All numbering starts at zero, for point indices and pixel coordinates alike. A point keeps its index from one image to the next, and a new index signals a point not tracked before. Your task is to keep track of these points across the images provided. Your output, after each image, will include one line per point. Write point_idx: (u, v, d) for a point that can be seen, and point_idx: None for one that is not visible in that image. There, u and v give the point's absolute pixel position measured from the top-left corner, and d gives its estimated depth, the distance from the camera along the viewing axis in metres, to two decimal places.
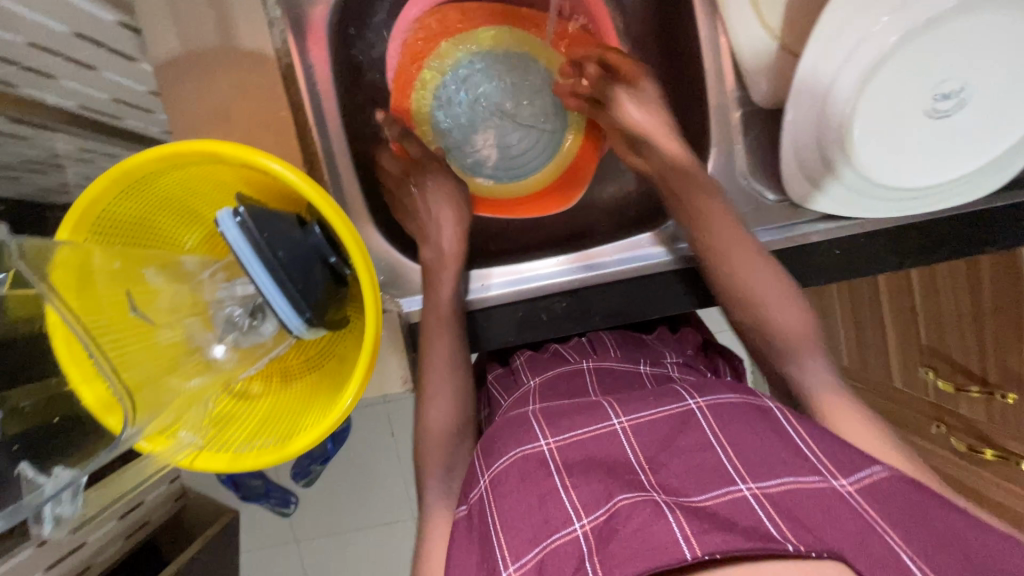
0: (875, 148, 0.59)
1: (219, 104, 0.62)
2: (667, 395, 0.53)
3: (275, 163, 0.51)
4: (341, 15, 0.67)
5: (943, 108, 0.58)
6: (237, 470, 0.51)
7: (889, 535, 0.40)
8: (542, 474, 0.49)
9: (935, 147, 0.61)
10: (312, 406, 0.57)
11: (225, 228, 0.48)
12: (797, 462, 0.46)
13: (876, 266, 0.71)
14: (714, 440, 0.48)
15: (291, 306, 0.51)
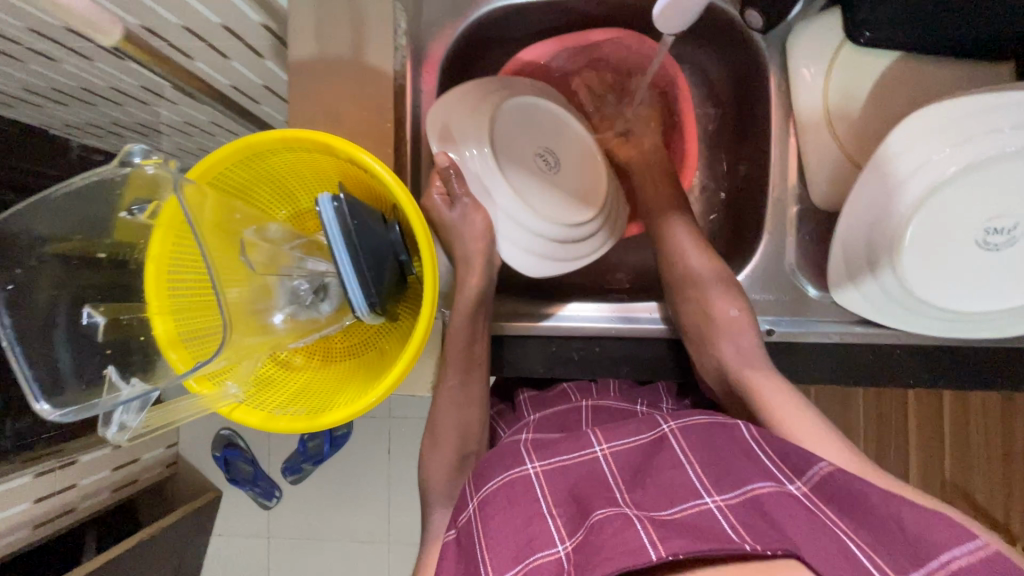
0: (921, 263, 0.62)
1: (335, 106, 0.71)
2: (644, 421, 0.57)
3: (375, 161, 0.58)
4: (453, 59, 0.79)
5: (993, 241, 0.61)
6: (267, 429, 0.57)
7: (843, 535, 0.44)
8: (530, 499, 0.51)
9: (985, 276, 0.63)
10: (345, 388, 0.63)
11: (323, 210, 0.55)
12: (755, 466, 0.50)
13: (909, 379, 0.69)
14: (682, 459, 0.52)
15: (361, 288, 0.56)
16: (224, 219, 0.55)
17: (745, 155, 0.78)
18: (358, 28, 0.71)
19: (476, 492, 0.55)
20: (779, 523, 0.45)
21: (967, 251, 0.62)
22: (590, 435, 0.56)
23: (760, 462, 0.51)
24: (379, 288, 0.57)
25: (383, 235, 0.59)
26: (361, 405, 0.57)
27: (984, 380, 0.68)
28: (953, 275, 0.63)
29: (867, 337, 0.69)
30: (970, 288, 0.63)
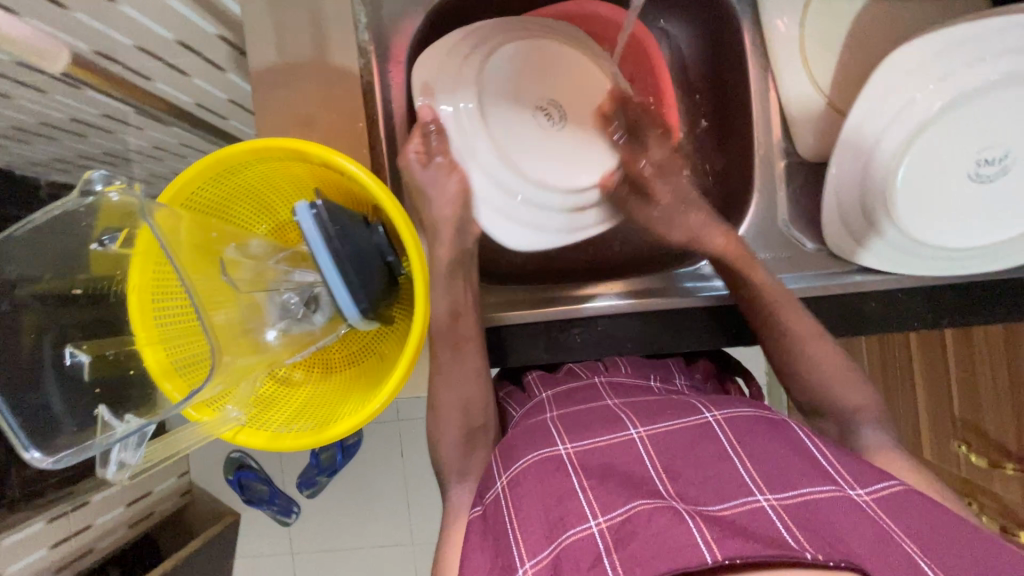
0: (917, 207, 0.62)
1: (305, 112, 0.69)
2: (688, 411, 0.57)
3: (351, 163, 0.56)
4: (418, 48, 0.76)
5: (984, 174, 0.61)
6: (275, 448, 0.56)
7: (905, 542, 0.43)
8: (562, 477, 0.52)
9: (982, 209, 0.62)
10: (349, 397, 0.62)
11: (301, 218, 0.53)
12: (813, 471, 0.50)
13: (918, 322, 0.67)
14: (732, 451, 0.52)
15: (350, 296, 0.54)
16: (201, 241, 0.54)
17: (726, 117, 0.77)
18: (318, 28, 0.68)
19: (505, 470, 0.56)
20: (837, 529, 0.44)
21: (960, 187, 0.61)
22: (627, 420, 0.57)
23: (820, 467, 0.51)
24: (368, 293, 0.55)
25: (369, 239, 0.58)
26: (364, 414, 0.56)
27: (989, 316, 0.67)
28: (947, 213, 0.62)
29: (872, 284, 0.67)
30: (967, 223, 0.62)
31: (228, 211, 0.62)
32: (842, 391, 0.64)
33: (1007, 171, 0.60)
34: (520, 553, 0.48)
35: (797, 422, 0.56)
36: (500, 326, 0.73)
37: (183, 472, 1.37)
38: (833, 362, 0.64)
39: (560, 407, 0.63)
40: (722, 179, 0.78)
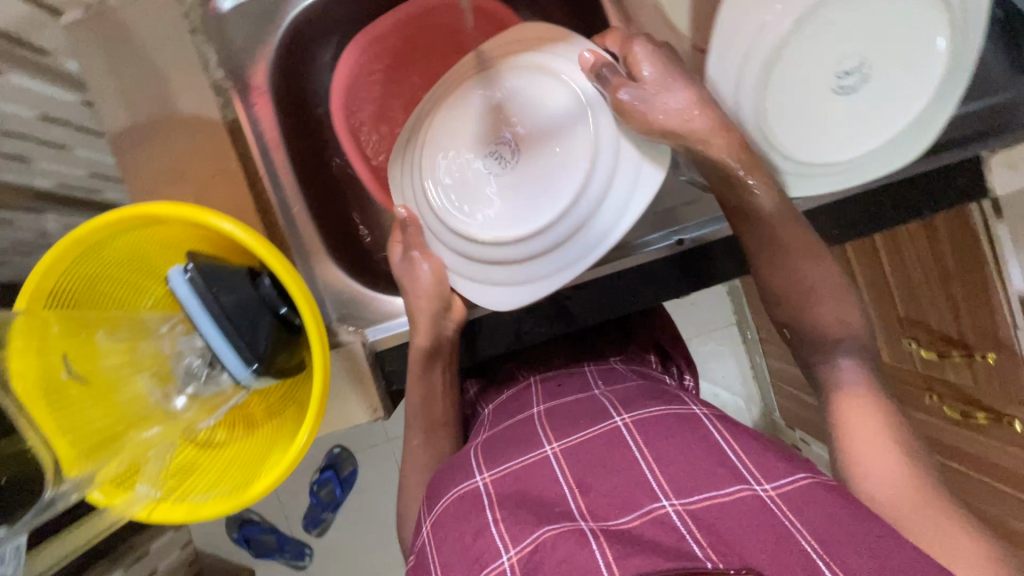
0: (792, 130, 0.62)
1: (174, 166, 0.66)
2: (599, 417, 0.56)
3: (222, 220, 0.54)
4: (281, 72, 0.72)
5: (849, 86, 0.62)
6: (191, 520, 0.57)
7: (807, 541, 0.42)
8: (475, 514, 0.50)
9: (852, 121, 0.63)
10: (267, 454, 0.63)
11: (175, 285, 0.51)
12: (719, 470, 0.48)
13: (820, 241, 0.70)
14: (639, 457, 0.50)
15: (239, 357, 0.53)
16: (75, 334, 0.56)
17: None
18: (167, 79, 0.66)
19: (428, 512, 0.54)
20: (739, 535, 0.43)
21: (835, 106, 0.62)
22: (542, 437, 0.56)
23: (727, 462, 0.48)
24: (259, 351, 0.54)
25: (258, 297, 0.55)
26: (279, 469, 0.57)
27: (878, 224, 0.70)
28: (834, 135, 0.63)
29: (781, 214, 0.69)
30: (840, 136, 0.63)
31: (117, 290, 0.61)
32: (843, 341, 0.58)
33: (873, 74, 0.61)
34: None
35: (707, 410, 0.55)
36: (476, 318, 0.73)
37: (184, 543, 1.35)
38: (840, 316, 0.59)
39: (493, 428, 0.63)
40: None
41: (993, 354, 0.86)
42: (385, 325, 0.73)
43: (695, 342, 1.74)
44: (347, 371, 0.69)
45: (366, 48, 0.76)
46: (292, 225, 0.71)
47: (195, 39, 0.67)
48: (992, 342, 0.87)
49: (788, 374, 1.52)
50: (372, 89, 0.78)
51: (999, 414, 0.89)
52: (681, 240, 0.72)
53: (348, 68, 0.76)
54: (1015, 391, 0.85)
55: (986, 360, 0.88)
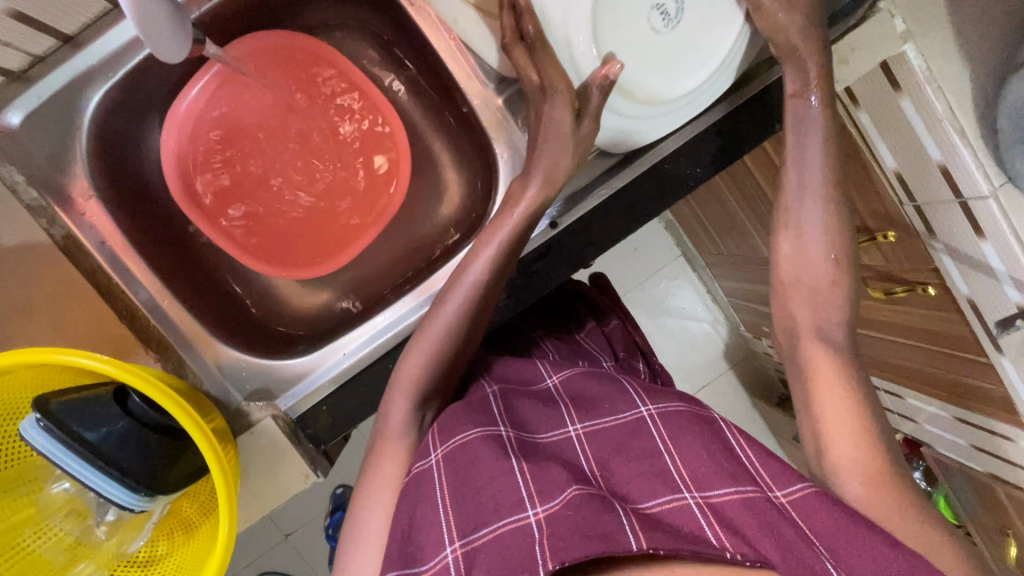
0: (653, 75, 0.61)
1: (16, 302, 0.62)
2: (622, 404, 0.57)
3: (69, 355, 0.52)
4: (102, 172, 0.68)
5: (670, 19, 0.59)
6: None
7: (814, 544, 0.45)
8: (500, 458, 0.50)
9: (699, 35, 0.60)
10: (200, 560, 0.61)
11: (32, 436, 0.50)
12: (741, 473, 0.49)
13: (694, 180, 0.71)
14: (662, 448, 0.51)
15: (125, 486, 0.53)
16: None
17: (439, 76, 0.73)
18: None
19: (439, 444, 0.53)
20: (750, 533, 0.45)
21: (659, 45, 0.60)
22: (566, 416, 0.58)
23: (742, 466, 0.50)
24: (144, 476, 0.53)
25: (135, 422, 0.54)
26: (214, 567, 0.57)
27: (735, 152, 0.72)
28: (695, 61, 0.61)
29: (643, 163, 0.70)
30: (693, 57, 0.61)
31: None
32: (795, 299, 0.62)
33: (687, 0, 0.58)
34: (449, 529, 0.47)
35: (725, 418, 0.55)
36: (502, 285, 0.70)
37: None
38: (808, 275, 0.62)
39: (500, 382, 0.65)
40: (472, 136, 0.76)
41: (892, 232, 0.89)
42: (298, 390, 0.71)
43: (649, 282, 1.75)
44: (267, 448, 0.68)
45: (196, 106, 0.71)
46: (165, 320, 0.68)
47: None
48: (888, 222, 0.90)
49: (738, 289, 1.55)
50: (206, 155, 0.73)
51: (911, 283, 0.93)
52: (553, 222, 0.70)
53: (175, 138, 0.70)
54: (919, 261, 0.88)
55: (887, 239, 0.91)
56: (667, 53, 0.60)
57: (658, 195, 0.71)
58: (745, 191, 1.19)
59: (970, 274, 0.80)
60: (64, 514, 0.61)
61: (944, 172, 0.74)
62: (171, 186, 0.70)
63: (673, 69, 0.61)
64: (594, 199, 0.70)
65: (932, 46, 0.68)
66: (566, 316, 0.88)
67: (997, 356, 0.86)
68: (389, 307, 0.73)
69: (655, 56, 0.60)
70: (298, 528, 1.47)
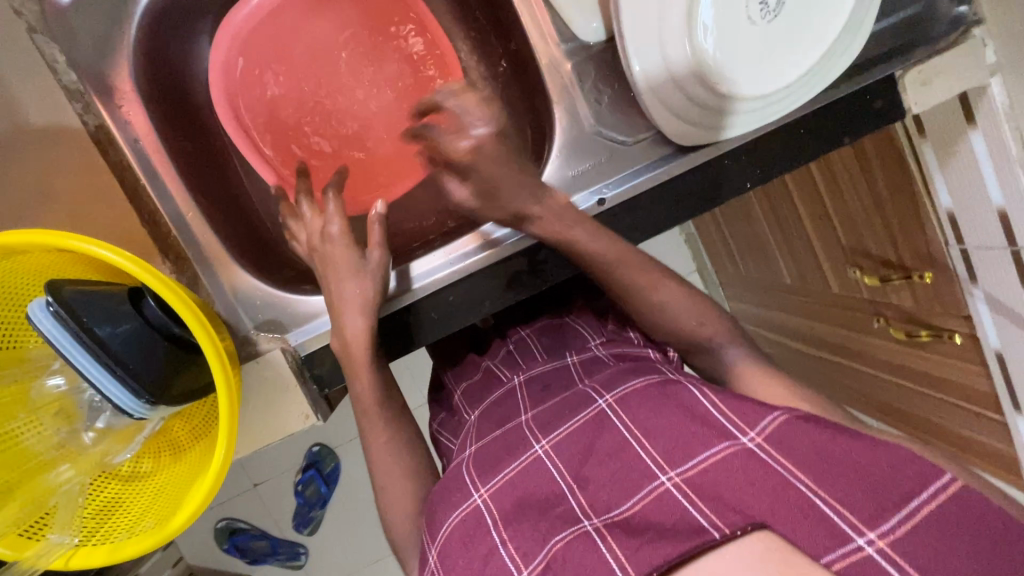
0: (740, 65, 0.59)
1: (38, 187, 0.60)
2: (580, 401, 0.55)
3: (88, 243, 0.49)
4: (146, 67, 0.65)
5: (768, 12, 0.59)
6: (114, 561, 0.53)
7: (800, 480, 0.44)
8: (483, 534, 0.49)
9: (792, 37, 0.59)
10: (188, 484, 0.58)
11: (40, 320, 0.47)
12: (706, 431, 0.48)
13: (746, 181, 0.68)
14: (630, 436, 0.50)
15: (127, 388, 0.51)
16: None
17: (508, 31, 0.70)
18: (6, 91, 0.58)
19: (433, 539, 0.53)
20: (734, 496, 0.44)
21: (748, 31, 0.59)
22: (530, 437, 0.54)
23: (708, 420, 0.49)
24: (148, 382, 0.51)
25: (146, 324, 0.52)
26: (202, 494, 0.54)
27: (803, 158, 0.68)
28: (776, 61, 0.60)
29: (703, 154, 0.66)
30: (782, 57, 0.60)
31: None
32: None
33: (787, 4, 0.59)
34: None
35: (692, 377, 0.53)
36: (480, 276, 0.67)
37: (177, 560, 1.40)
38: None
39: (480, 437, 0.60)
40: (527, 99, 0.73)
41: (929, 273, 0.87)
42: (308, 326, 0.68)
43: None
44: (270, 380, 0.66)
45: (261, 13, 0.69)
46: (185, 232, 0.65)
47: (35, 39, 0.60)
48: (926, 262, 0.87)
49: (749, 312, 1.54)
50: (253, 69, 0.70)
51: (939, 328, 0.91)
52: (602, 199, 0.67)
53: (228, 38, 0.67)
54: (951, 307, 0.87)
55: (922, 279, 0.88)
56: (755, 47, 0.59)
57: (715, 186, 0.68)
58: (777, 211, 1.17)
59: (1007, 328, 0.79)
60: (52, 413, 0.58)
61: (1002, 217, 0.73)
62: (213, 84, 0.67)
63: (759, 64, 0.60)
64: (630, 185, 0.67)
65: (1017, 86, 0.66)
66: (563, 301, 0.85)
67: (1014, 415, 0.85)
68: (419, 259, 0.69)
69: (744, 50, 0.59)
70: (268, 479, 1.45)
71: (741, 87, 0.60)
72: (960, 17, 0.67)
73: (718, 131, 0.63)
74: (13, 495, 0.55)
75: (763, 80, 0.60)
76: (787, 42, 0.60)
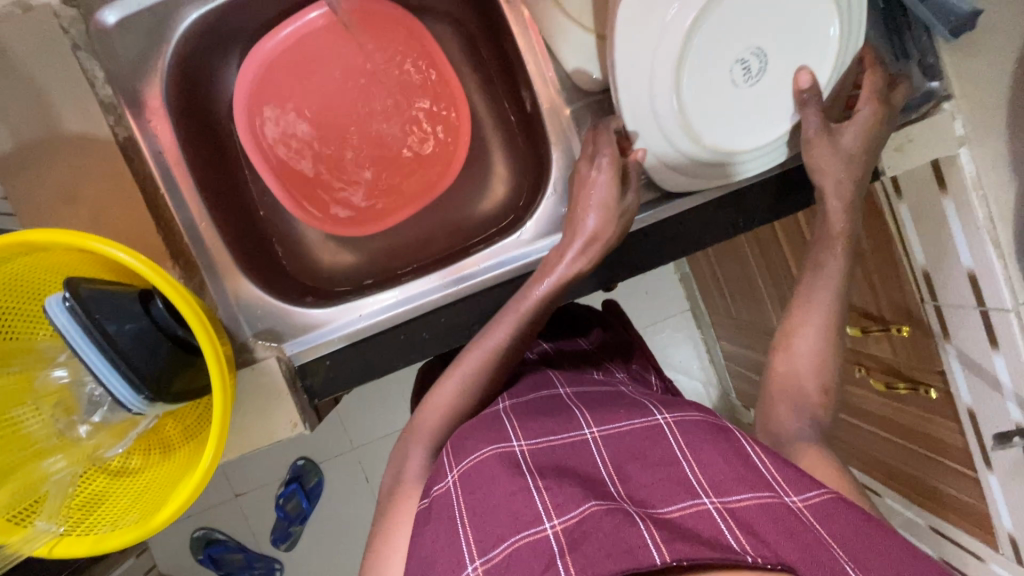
0: (721, 125, 0.64)
1: (63, 191, 0.64)
2: (638, 412, 0.59)
3: (106, 245, 0.52)
4: (176, 87, 0.70)
5: (751, 75, 0.63)
6: (97, 551, 0.55)
7: (837, 549, 0.43)
8: (514, 478, 0.51)
9: (770, 101, 0.64)
10: (174, 481, 0.60)
11: (55, 314, 0.50)
12: (757, 479, 0.49)
13: (722, 231, 0.72)
14: (680, 455, 0.52)
15: (128, 384, 0.53)
16: None
17: (514, 76, 0.76)
18: (46, 102, 0.63)
19: (454, 464, 0.55)
20: (772, 539, 0.43)
21: (731, 96, 0.63)
22: (582, 421, 0.59)
23: (760, 474, 0.49)
24: (148, 380, 0.54)
25: (154, 325, 0.55)
26: (186, 493, 0.56)
27: (781, 211, 0.73)
28: (759, 121, 0.65)
29: (686, 202, 0.71)
30: (759, 120, 0.65)
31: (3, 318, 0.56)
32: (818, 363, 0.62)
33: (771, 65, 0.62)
34: (470, 548, 0.47)
35: (742, 431, 0.54)
36: (490, 292, 0.72)
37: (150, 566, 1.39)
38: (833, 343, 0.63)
39: (512, 398, 0.66)
40: (530, 139, 0.78)
41: (906, 327, 0.90)
42: (304, 338, 0.71)
43: (651, 328, 1.76)
44: (264, 387, 0.68)
45: (282, 44, 0.74)
46: (197, 242, 0.69)
47: (77, 55, 0.65)
48: (904, 316, 0.91)
49: (738, 354, 1.56)
50: (272, 94, 0.75)
51: (915, 380, 0.93)
52: None
53: (252, 62, 0.73)
54: (926, 361, 0.89)
55: (900, 333, 0.92)
56: (737, 110, 0.64)
57: (697, 233, 0.72)
58: (767, 258, 1.21)
59: (977, 384, 0.81)
60: (52, 404, 0.60)
61: (971, 279, 0.76)
62: (235, 107, 0.72)
63: (739, 124, 0.65)
64: (658, 212, 0.71)
65: (985, 158, 0.70)
66: (575, 328, 0.91)
67: (985, 472, 0.86)
68: (416, 282, 0.73)
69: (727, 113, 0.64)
70: (250, 489, 1.45)
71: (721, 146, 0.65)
72: (931, 91, 0.74)
73: (703, 182, 0.69)
74: (5, 481, 0.56)
75: (742, 140, 0.65)
76: (768, 106, 0.64)
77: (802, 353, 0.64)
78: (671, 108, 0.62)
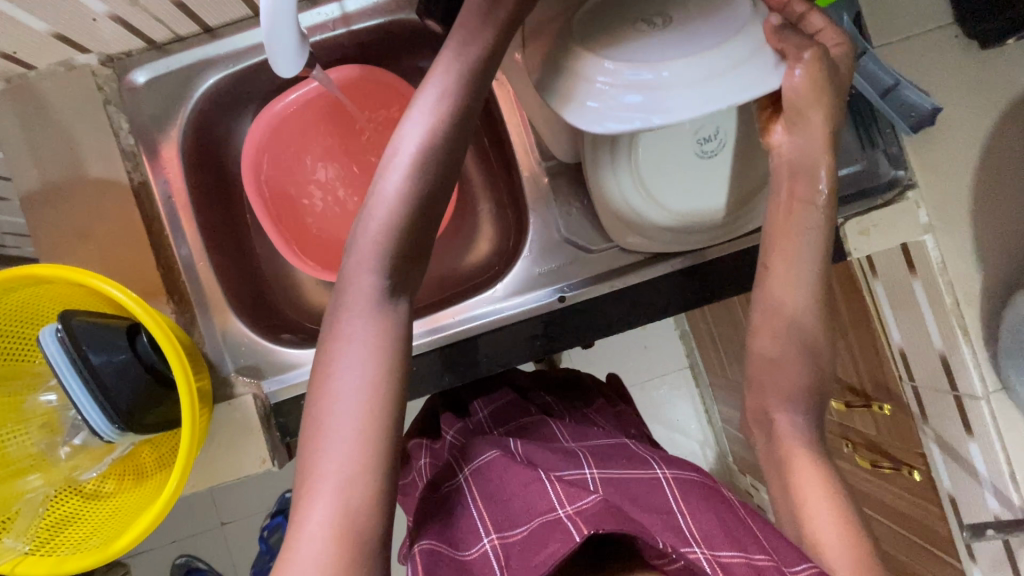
0: (670, 186, 0.66)
1: (76, 226, 0.70)
2: (641, 464, 0.62)
3: (103, 282, 0.57)
4: (192, 139, 0.77)
5: (709, 148, 0.66)
6: (55, 574, 0.57)
7: None
8: (523, 472, 0.58)
9: (720, 177, 0.67)
10: (139, 510, 0.63)
11: (47, 345, 0.55)
12: (748, 540, 0.52)
13: (687, 302, 0.75)
14: (675, 507, 0.56)
15: (102, 414, 0.57)
16: None
17: (501, 143, 0.82)
18: (72, 148, 0.70)
19: (467, 464, 0.63)
20: None
21: (688, 161, 0.66)
22: (583, 460, 0.62)
23: (751, 534, 0.52)
24: (122, 411, 0.57)
25: (137, 358, 0.59)
26: (146, 522, 0.59)
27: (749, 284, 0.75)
28: (706, 187, 0.67)
29: (655, 271, 0.74)
30: (707, 192, 0.67)
31: (6, 343, 0.62)
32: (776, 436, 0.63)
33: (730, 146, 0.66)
34: (487, 528, 0.56)
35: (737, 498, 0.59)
36: (461, 340, 0.75)
37: None
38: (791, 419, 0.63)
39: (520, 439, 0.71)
40: (514, 200, 0.83)
41: (887, 405, 0.88)
42: (283, 376, 0.75)
43: (649, 383, 1.75)
44: (242, 422, 0.71)
45: (295, 104, 0.80)
46: (194, 278, 0.75)
47: (108, 109, 0.73)
48: (885, 393, 0.88)
49: (734, 418, 1.54)
50: (278, 146, 0.81)
51: (898, 460, 0.90)
52: (563, 295, 0.74)
53: (264, 122, 0.78)
54: (907, 441, 0.87)
55: (881, 411, 0.89)
56: (693, 175, 0.66)
57: (667, 301, 0.75)
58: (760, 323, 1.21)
59: (956, 472, 0.79)
60: (38, 425, 0.65)
61: (943, 361, 0.76)
62: (245, 159, 0.77)
63: (686, 189, 0.67)
64: (636, 274, 0.74)
65: (949, 244, 0.73)
66: (573, 388, 0.92)
67: (969, 564, 0.82)
68: None
69: (679, 173, 0.66)
70: (235, 519, 1.46)
71: (668, 203, 0.67)
72: (897, 178, 0.75)
73: (645, 240, 0.71)
74: None
75: (688, 202, 0.67)
76: (724, 177, 0.67)
77: (761, 425, 0.65)
78: (628, 163, 0.65)
